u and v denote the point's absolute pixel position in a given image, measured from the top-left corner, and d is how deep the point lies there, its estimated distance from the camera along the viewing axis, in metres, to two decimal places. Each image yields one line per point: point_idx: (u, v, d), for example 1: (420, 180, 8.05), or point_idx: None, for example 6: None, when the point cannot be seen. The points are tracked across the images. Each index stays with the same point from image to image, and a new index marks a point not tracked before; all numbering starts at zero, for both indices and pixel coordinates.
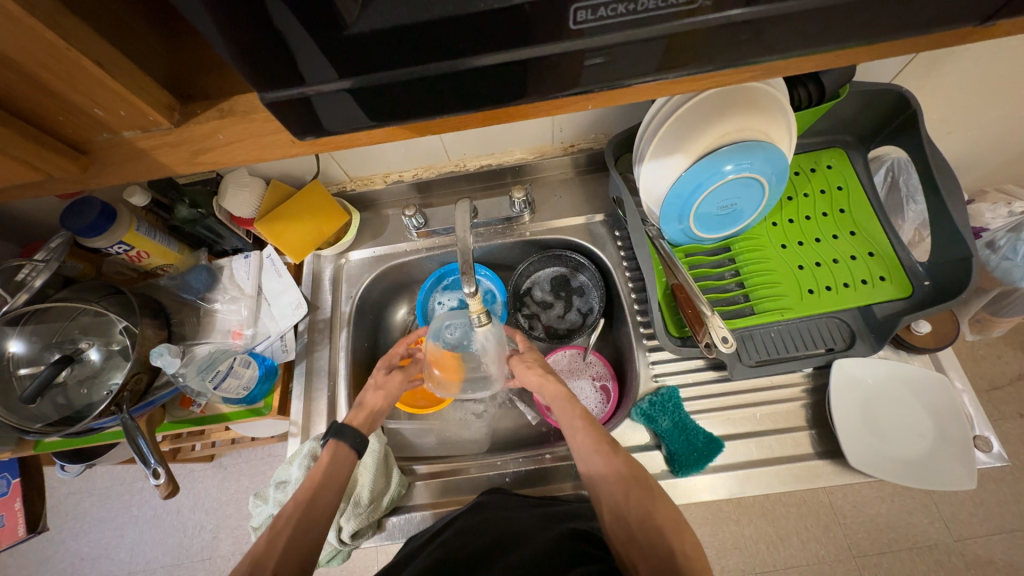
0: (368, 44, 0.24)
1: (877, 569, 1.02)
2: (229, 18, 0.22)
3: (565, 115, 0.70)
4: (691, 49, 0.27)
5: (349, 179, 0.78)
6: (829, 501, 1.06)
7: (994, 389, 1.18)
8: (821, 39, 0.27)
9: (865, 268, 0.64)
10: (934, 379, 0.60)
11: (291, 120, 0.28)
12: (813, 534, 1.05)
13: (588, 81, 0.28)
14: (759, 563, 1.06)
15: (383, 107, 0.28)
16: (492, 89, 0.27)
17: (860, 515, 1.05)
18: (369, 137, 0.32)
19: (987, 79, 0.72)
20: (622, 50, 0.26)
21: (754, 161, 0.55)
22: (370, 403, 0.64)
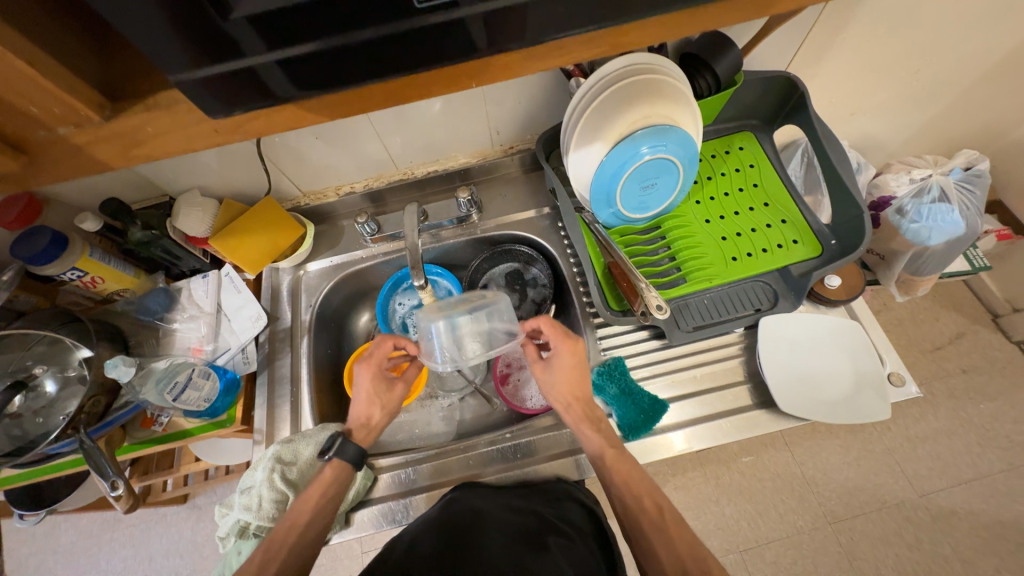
0: (250, 28, 0.28)
1: (853, 532, 1.08)
2: (123, 17, 0.26)
3: (499, 118, 0.75)
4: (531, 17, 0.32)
5: (302, 194, 0.82)
6: (801, 472, 1.12)
7: (937, 349, 1.26)
8: (638, 9, 0.33)
9: (780, 233, 0.71)
10: (847, 325, 0.67)
11: (205, 100, 0.32)
12: (789, 506, 1.10)
13: (451, 54, 0.33)
14: (743, 540, 1.10)
15: (289, 83, 0.32)
16: (371, 62, 0.32)
17: (830, 482, 1.11)
18: (287, 120, 0.36)
19: (867, 61, 0.82)
20: (468, 20, 0.31)
21: (667, 143, 0.61)
22: (372, 419, 0.66)
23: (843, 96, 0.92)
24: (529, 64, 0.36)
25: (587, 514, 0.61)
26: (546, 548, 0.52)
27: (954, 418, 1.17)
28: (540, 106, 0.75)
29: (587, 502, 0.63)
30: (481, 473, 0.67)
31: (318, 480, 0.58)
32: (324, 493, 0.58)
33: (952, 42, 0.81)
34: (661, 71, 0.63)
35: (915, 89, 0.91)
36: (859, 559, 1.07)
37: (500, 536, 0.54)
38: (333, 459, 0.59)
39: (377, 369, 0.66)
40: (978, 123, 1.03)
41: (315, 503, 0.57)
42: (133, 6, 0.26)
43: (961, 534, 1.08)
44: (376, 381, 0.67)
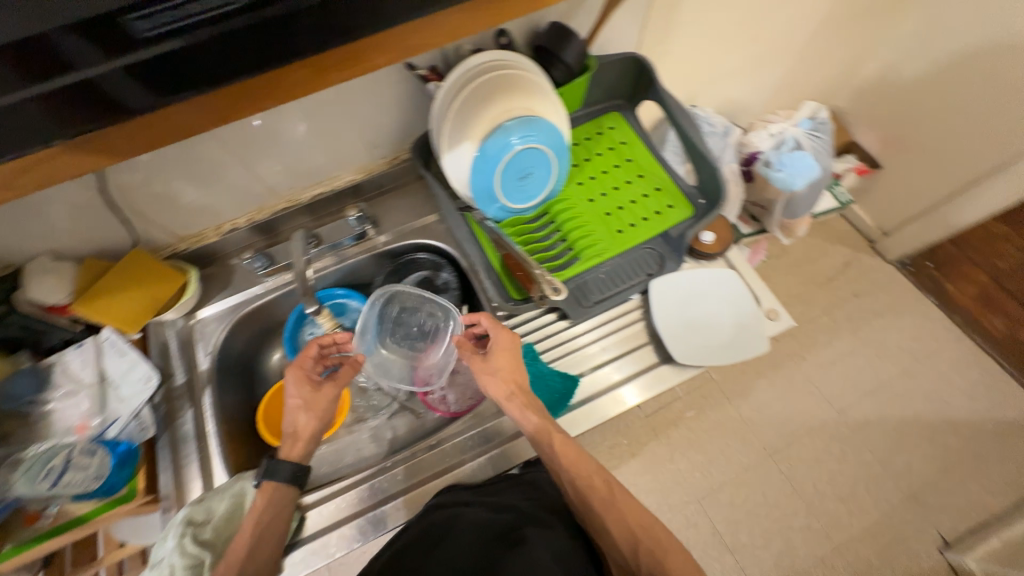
0: None
1: (789, 457, 1.21)
2: None
3: (373, 131, 0.75)
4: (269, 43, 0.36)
5: (178, 239, 0.76)
6: (738, 414, 1.23)
7: (830, 279, 1.41)
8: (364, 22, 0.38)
9: (657, 201, 0.77)
10: (726, 274, 0.74)
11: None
12: (733, 448, 1.20)
13: (203, 78, 0.36)
14: (698, 489, 1.17)
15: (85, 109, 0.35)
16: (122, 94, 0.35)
17: (764, 417, 1.23)
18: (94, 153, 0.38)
19: (709, 32, 0.90)
20: (205, 48, 0.35)
21: (535, 133, 0.64)
22: (301, 431, 0.66)
23: (698, 67, 1.00)
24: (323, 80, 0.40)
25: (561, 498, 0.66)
26: (521, 537, 0.55)
27: (854, 339, 1.37)
28: (411, 113, 0.75)
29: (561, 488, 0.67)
30: (433, 475, 0.67)
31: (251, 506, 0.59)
32: (261, 517, 0.58)
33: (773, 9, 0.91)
34: (514, 66, 0.66)
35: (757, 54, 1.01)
36: (798, 481, 1.19)
37: (483, 528, 0.57)
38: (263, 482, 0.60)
39: (303, 377, 0.66)
40: None
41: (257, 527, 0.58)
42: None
43: (872, 437, 1.26)
44: (308, 388, 0.66)
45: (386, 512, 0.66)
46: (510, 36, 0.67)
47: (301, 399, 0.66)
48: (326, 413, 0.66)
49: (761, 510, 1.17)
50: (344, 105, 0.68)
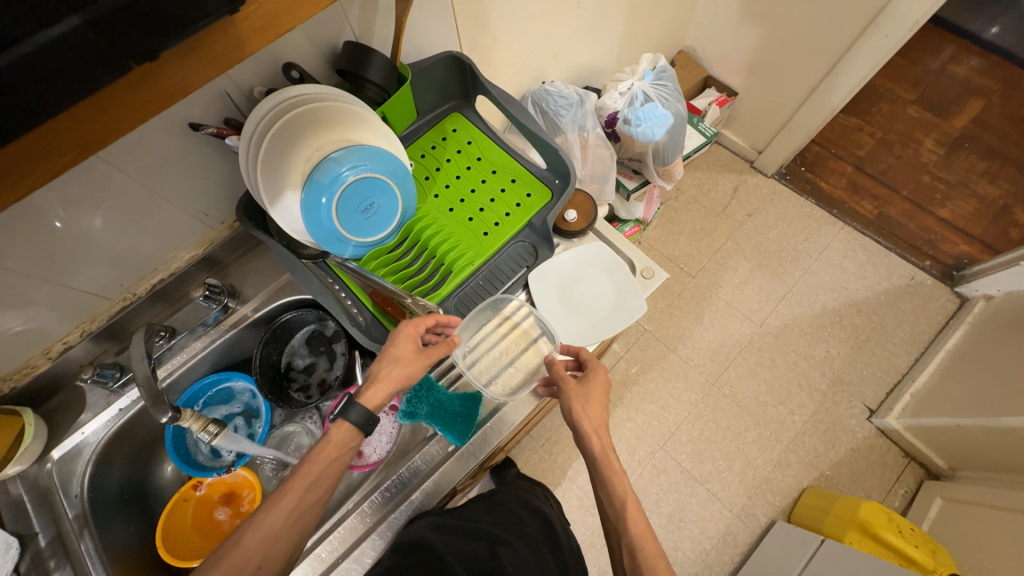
0: None
1: (731, 381, 1.42)
2: None
3: (191, 200, 0.67)
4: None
5: (0, 379, 0.65)
6: (677, 355, 1.45)
7: (726, 207, 1.61)
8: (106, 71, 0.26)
9: (515, 193, 0.75)
10: (596, 248, 0.75)
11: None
12: (681, 387, 1.41)
13: None
14: (659, 434, 1.37)
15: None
16: None
17: (700, 349, 1.46)
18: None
19: (528, 8, 0.88)
20: None
21: (361, 161, 0.60)
22: (388, 382, 0.61)
23: (533, 43, 0.99)
24: (31, 167, 0.27)
25: (537, 520, 0.74)
26: (506, 555, 0.62)
27: (756, 259, 1.55)
28: (226, 170, 0.67)
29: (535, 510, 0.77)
30: (361, 537, 0.64)
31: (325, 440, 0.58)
32: (331, 456, 0.58)
33: None
34: (317, 99, 0.61)
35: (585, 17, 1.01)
36: (742, 399, 1.40)
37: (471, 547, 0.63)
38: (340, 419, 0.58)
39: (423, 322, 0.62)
40: None
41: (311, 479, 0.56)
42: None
43: (796, 337, 1.47)
44: (411, 346, 0.62)
45: None
46: (298, 67, 0.61)
47: (400, 353, 0.61)
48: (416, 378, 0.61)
49: (720, 434, 1.37)
50: (140, 186, 0.60)
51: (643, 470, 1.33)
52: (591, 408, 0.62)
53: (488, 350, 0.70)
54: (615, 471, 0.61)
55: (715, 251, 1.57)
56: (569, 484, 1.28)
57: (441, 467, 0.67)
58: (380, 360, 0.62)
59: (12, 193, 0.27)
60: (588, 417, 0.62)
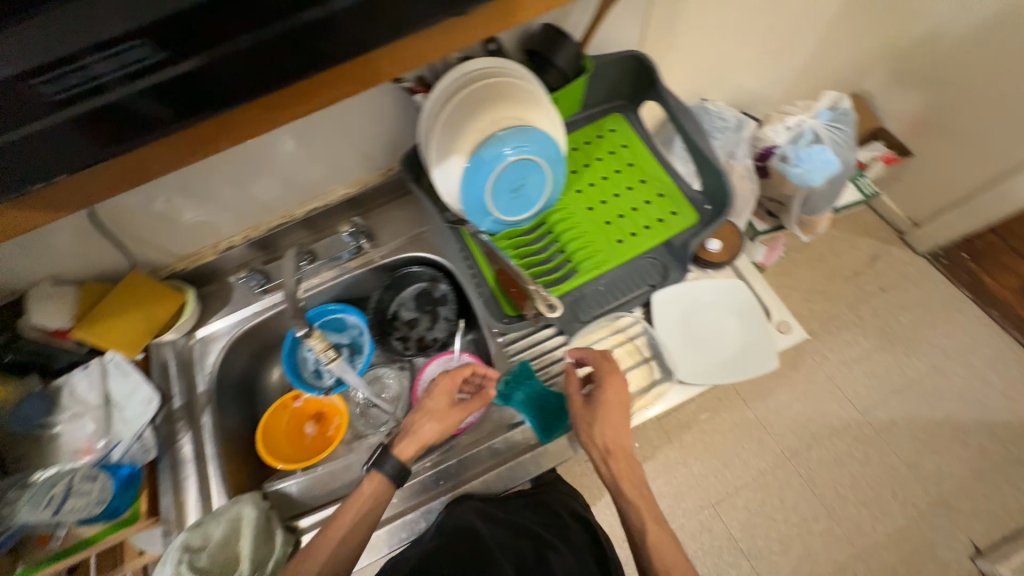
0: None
1: (808, 461, 1.26)
2: None
3: (362, 143, 0.73)
4: (279, 56, 0.37)
5: (176, 259, 0.77)
6: (755, 416, 1.30)
7: (858, 275, 1.42)
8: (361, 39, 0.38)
9: (659, 207, 0.73)
10: (732, 284, 0.69)
11: (46, 158, 0.37)
12: (750, 452, 1.26)
13: (220, 98, 0.38)
14: (713, 491, 1.23)
15: (117, 129, 0.37)
16: (139, 122, 0.37)
17: (783, 417, 1.30)
18: (119, 172, 0.40)
19: (715, 22, 0.85)
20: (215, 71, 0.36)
21: (528, 143, 0.61)
22: (423, 433, 0.62)
23: (706, 59, 0.95)
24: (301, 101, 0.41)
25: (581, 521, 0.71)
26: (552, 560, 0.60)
27: (879, 340, 1.36)
28: (399, 123, 0.72)
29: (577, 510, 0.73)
30: (431, 495, 0.67)
31: (358, 492, 0.60)
32: (358, 516, 0.59)
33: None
34: (505, 74, 0.62)
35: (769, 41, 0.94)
36: (819, 485, 1.23)
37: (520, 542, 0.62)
38: (372, 471, 0.60)
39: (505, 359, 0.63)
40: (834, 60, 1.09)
41: (350, 522, 0.58)
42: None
43: (901, 440, 1.27)
44: (446, 399, 0.64)
45: (378, 539, 0.64)
46: (498, 42, 0.64)
47: (436, 406, 0.63)
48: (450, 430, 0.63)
49: (783, 514, 1.21)
50: (331, 121, 0.66)
51: (686, 521, 1.21)
52: (602, 429, 0.61)
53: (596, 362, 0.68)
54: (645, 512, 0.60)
55: (832, 318, 1.38)
56: (604, 507, 1.16)
57: (516, 459, 0.67)
58: (409, 415, 0.64)
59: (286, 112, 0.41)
60: (601, 435, 0.61)
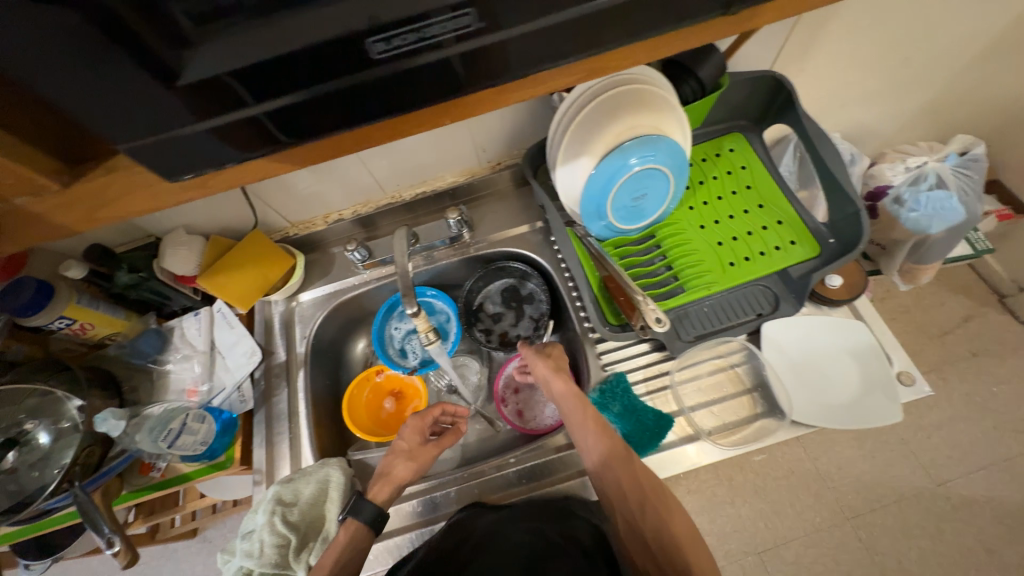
0: (204, 90, 0.28)
1: (874, 528, 0.91)
2: (118, 88, 0.26)
3: (483, 135, 0.74)
4: (564, 39, 0.31)
5: (290, 224, 0.81)
6: (815, 467, 0.95)
7: (946, 334, 1.11)
8: (646, 27, 0.32)
9: (776, 235, 0.70)
10: (852, 326, 0.66)
11: (240, 140, 0.32)
12: (806, 503, 0.93)
13: (477, 80, 0.32)
14: (759, 543, 0.92)
15: (330, 116, 0.32)
16: (368, 102, 0.31)
17: (847, 476, 0.94)
18: (342, 144, 0.35)
19: (852, 55, 0.82)
20: (483, 56, 0.30)
21: (656, 152, 0.59)
22: (398, 474, 0.63)
23: (831, 88, 0.90)
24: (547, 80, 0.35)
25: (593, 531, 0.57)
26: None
27: None
28: (523, 121, 0.74)
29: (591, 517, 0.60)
30: (512, 492, 0.66)
31: (333, 542, 0.57)
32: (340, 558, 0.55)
33: (933, 31, 0.79)
34: (645, 81, 0.61)
35: (904, 78, 0.90)
36: (883, 556, 0.90)
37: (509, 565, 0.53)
38: (349, 518, 0.58)
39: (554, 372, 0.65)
40: (971, 105, 1.00)
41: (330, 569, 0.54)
42: (125, 29, 0.24)
43: (983, 522, 0.93)
44: (419, 437, 0.67)
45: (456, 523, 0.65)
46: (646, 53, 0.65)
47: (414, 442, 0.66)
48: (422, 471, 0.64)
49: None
50: None
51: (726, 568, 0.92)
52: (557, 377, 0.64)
53: (695, 383, 0.66)
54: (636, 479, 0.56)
55: (945, 362, 1.08)
56: None
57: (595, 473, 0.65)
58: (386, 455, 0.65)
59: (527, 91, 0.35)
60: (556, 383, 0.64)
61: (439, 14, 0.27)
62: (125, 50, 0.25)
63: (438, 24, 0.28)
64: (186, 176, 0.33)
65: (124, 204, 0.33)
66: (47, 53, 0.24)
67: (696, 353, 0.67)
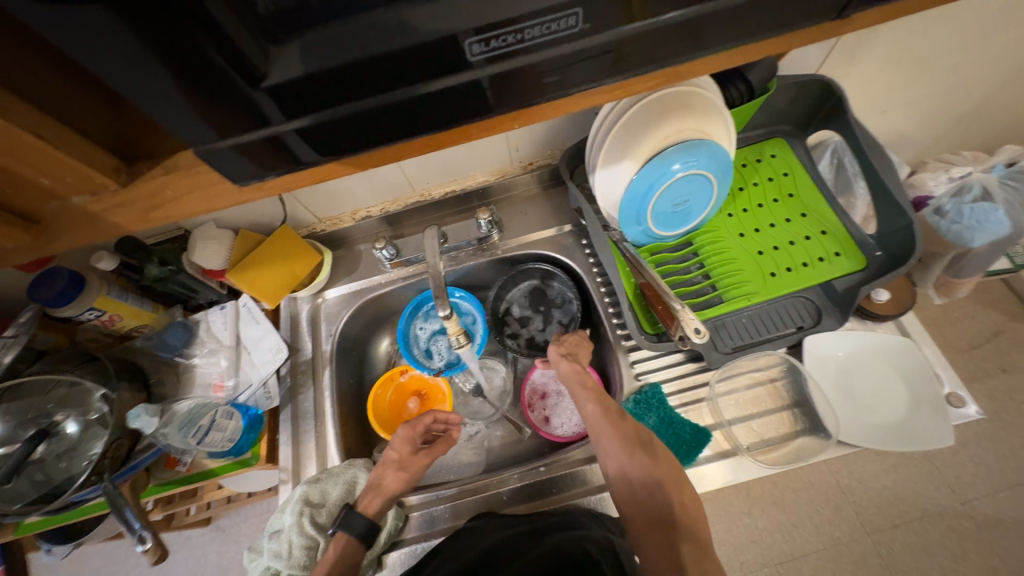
0: (287, 92, 0.27)
1: (893, 545, 0.89)
2: (196, 93, 0.25)
3: (519, 135, 0.72)
4: (654, 47, 0.29)
5: (318, 220, 0.80)
6: (836, 481, 0.92)
7: (975, 348, 1.07)
8: (742, 33, 0.30)
9: (820, 245, 0.67)
10: (900, 343, 0.63)
11: (294, 148, 0.30)
12: (826, 517, 0.90)
13: (560, 86, 0.30)
14: (776, 555, 0.90)
15: (391, 125, 0.30)
16: (445, 110, 0.30)
17: (868, 491, 0.91)
18: (411, 148, 0.33)
19: (903, 59, 0.78)
20: (570, 62, 0.28)
21: (700, 158, 0.57)
22: (387, 486, 0.61)
23: (876, 93, 0.86)
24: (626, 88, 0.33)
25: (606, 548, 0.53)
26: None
27: None
28: (561, 121, 0.72)
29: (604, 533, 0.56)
30: (540, 501, 0.64)
31: (323, 557, 0.56)
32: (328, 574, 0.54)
33: (992, 36, 0.75)
34: (692, 83, 0.58)
35: (955, 85, 0.86)
36: (903, 575, 0.87)
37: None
38: (338, 532, 0.56)
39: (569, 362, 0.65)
40: (1020, 113, 0.95)
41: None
42: (199, 32, 0.23)
43: (1009, 543, 0.89)
44: (409, 447, 0.64)
45: None
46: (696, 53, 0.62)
47: (403, 453, 0.64)
48: (414, 480, 0.63)
49: None
50: None
51: None
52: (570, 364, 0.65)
53: (732, 397, 0.64)
54: (625, 433, 0.58)
55: (973, 378, 1.04)
56: None
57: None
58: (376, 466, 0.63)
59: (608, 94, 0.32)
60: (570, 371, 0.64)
61: (542, 16, 0.26)
62: (211, 50, 0.23)
63: (539, 27, 0.26)
64: (241, 183, 0.31)
65: (180, 204, 0.33)
66: (114, 55, 0.22)
67: (734, 366, 0.65)
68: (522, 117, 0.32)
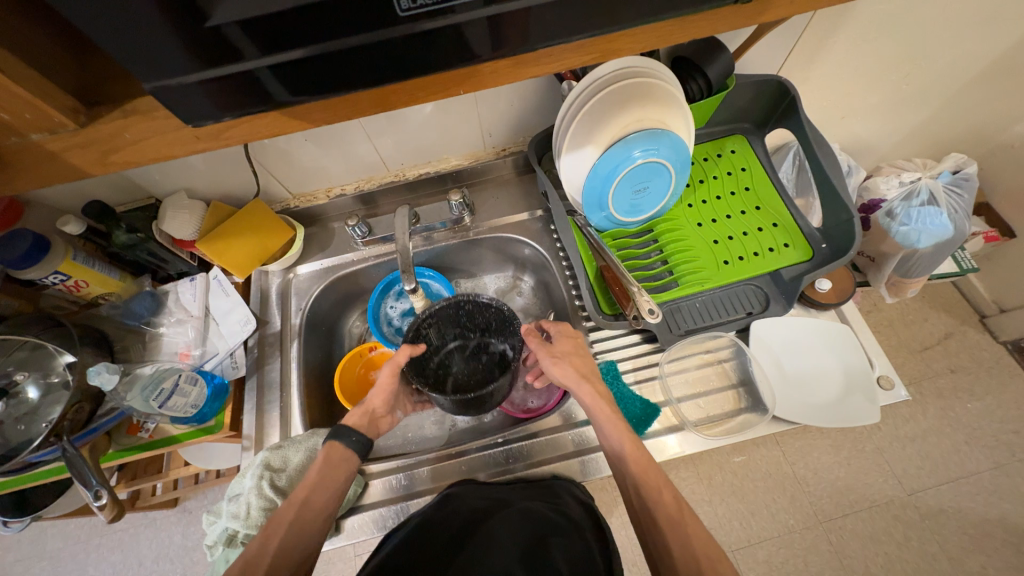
0: (233, 37, 0.28)
1: (843, 533, 0.93)
2: (145, 33, 0.26)
3: (491, 120, 0.75)
4: (585, 18, 0.31)
5: (291, 196, 0.81)
6: (792, 472, 0.97)
7: (926, 349, 1.13)
8: (663, 10, 0.32)
9: (771, 237, 0.71)
10: (838, 329, 0.68)
11: (267, 86, 0.31)
12: (781, 505, 0.94)
13: (496, 51, 0.32)
14: (733, 540, 0.94)
15: (355, 71, 0.31)
16: (399, 62, 0.31)
17: (822, 481, 0.96)
18: (361, 100, 0.35)
19: (858, 67, 0.83)
20: (499, 24, 0.30)
21: (660, 147, 0.60)
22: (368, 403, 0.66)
23: (834, 99, 0.91)
24: (557, 60, 0.35)
25: (586, 510, 0.60)
26: (546, 551, 0.50)
27: None
28: (532, 107, 0.74)
29: (583, 497, 0.62)
30: (496, 471, 0.67)
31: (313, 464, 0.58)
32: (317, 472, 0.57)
33: (941, 47, 0.80)
34: (654, 74, 0.60)
35: (908, 94, 0.91)
36: (850, 562, 0.92)
37: (500, 556, 0.50)
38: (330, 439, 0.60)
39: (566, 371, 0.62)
40: (970, 125, 1.01)
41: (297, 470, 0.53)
42: None
43: (949, 533, 0.95)
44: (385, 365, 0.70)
45: None
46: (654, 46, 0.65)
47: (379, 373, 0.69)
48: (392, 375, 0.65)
49: None
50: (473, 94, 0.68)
51: None
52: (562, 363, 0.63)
53: (681, 373, 0.68)
54: (687, 540, 0.49)
55: (923, 376, 1.10)
56: (618, 525, 0.81)
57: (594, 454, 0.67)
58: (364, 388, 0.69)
59: (539, 67, 0.35)
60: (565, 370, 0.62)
61: None
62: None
63: None
64: (194, 126, 0.32)
65: (140, 149, 0.34)
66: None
67: (688, 351, 0.69)
68: (463, 81, 0.35)
